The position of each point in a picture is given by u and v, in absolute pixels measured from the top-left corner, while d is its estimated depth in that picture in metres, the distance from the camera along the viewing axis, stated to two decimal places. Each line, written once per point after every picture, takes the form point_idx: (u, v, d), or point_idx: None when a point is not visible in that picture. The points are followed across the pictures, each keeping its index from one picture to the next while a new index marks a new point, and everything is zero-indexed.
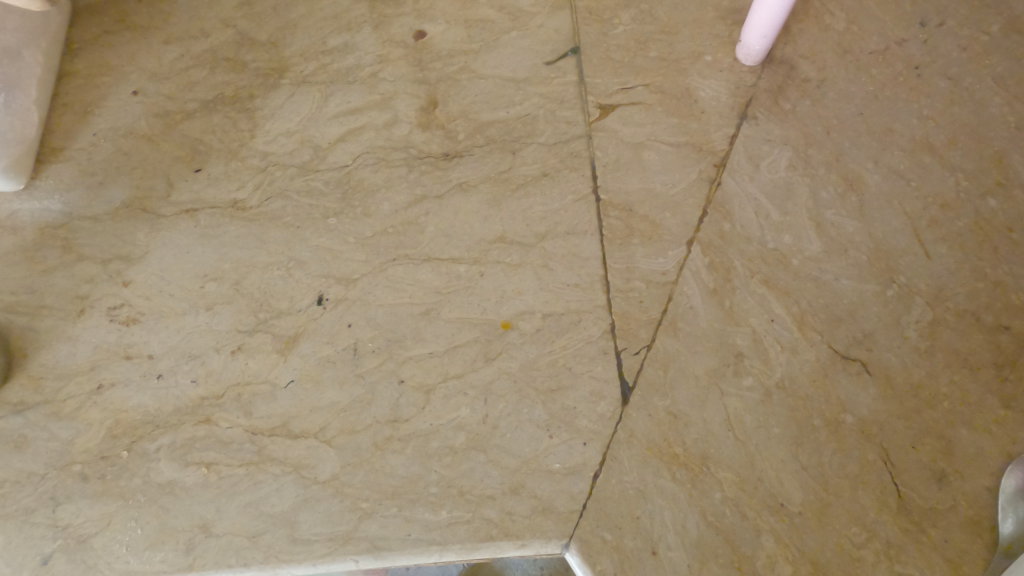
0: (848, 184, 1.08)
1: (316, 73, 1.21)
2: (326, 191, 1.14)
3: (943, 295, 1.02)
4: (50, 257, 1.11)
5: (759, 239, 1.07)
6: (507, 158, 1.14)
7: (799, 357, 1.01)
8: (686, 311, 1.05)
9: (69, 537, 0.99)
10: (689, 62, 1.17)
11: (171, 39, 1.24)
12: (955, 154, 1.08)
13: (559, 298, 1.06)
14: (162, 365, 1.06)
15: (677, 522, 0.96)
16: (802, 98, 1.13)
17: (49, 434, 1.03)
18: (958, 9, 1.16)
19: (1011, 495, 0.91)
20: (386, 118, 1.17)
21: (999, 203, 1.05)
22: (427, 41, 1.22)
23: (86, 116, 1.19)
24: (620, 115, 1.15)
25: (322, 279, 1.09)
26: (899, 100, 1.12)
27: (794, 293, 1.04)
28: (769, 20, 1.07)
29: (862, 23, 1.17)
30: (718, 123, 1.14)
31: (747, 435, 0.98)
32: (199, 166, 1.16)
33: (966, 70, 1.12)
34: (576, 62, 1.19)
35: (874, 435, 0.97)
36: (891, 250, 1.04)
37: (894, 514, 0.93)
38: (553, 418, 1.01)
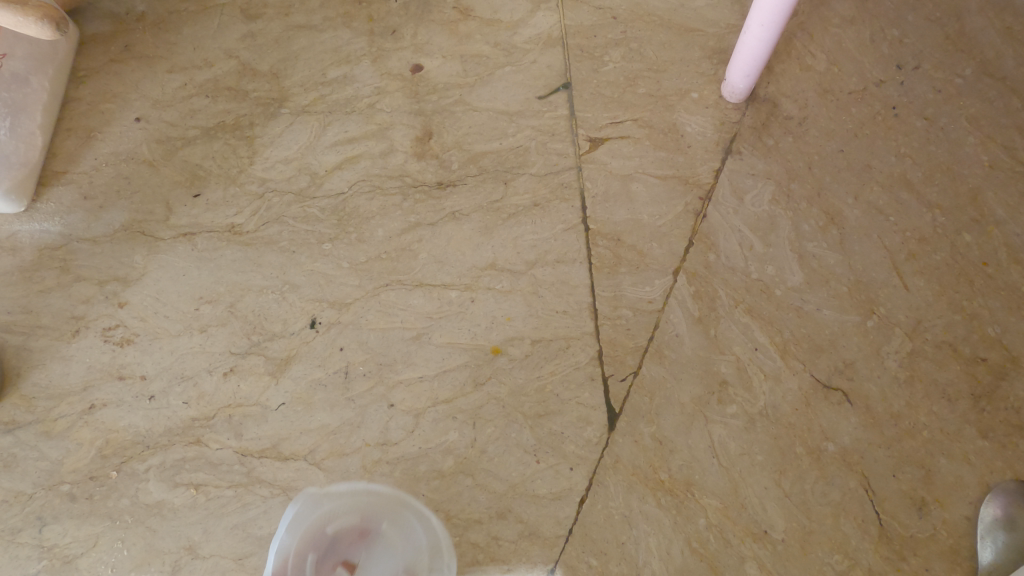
0: (829, 219, 1.12)
1: (315, 103, 1.24)
2: (322, 217, 1.16)
3: (922, 327, 1.05)
4: (48, 277, 1.13)
5: (743, 270, 1.10)
6: (499, 188, 1.17)
7: (782, 386, 1.03)
8: (672, 338, 1.07)
9: (54, 558, 0.99)
10: (676, 99, 1.22)
11: (174, 68, 1.27)
12: (932, 191, 1.12)
13: (548, 324, 1.09)
14: (155, 386, 1.07)
15: (662, 548, 0.97)
16: (785, 135, 1.17)
17: (39, 454, 1.04)
18: (934, 53, 1.20)
19: (989, 524, 0.94)
20: (382, 146, 1.21)
21: (975, 238, 1.09)
22: (424, 75, 1.26)
23: (89, 141, 1.22)
24: (608, 148, 1.19)
25: (315, 303, 1.11)
26: (878, 138, 1.16)
27: (777, 322, 1.07)
28: (751, 61, 1.11)
29: (842, 64, 1.21)
30: (704, 157, 1.17)
31: (731, 462, 1.00)
32: (198, 191, 1.18)
33: (942, 110, 1.16)
34: (566, 97, 1.23)
35: (855, 464, 0.99)
36: (871, 282, 1.08)
37: (875, 542, 0.95)
38: (541, 443, 1.03)
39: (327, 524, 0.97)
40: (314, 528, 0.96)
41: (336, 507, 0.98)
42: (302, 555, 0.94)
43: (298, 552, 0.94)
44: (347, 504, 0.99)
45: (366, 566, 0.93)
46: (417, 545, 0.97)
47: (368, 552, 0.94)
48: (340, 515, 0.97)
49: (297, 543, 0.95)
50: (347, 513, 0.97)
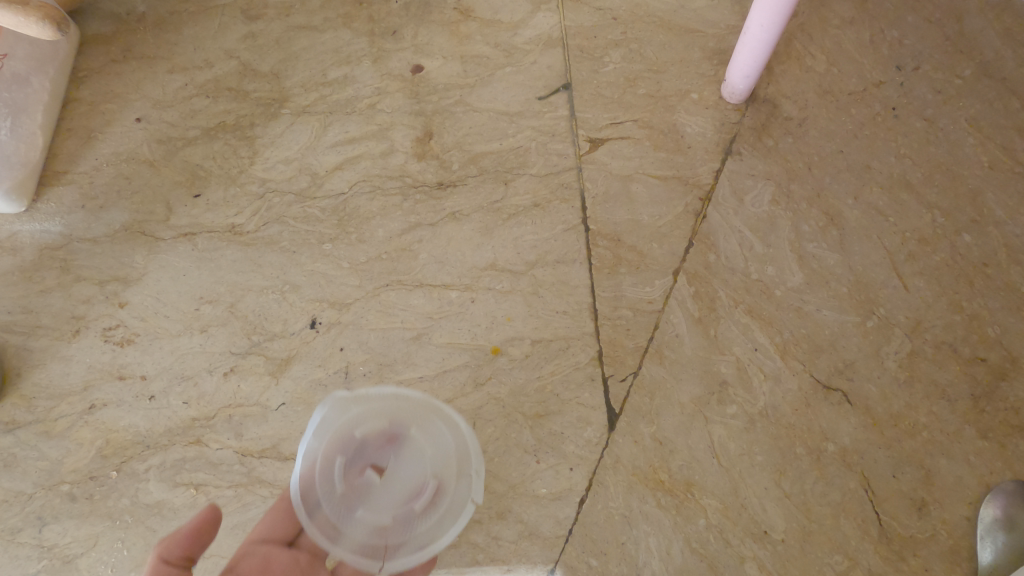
0: (829, 219, 1.12)
1: (316, 104, 1.24)
2: (323, 217, 1.16)
3: (921, 327, 1.05)
4: (49, 277, 1.13)
5: (743, 270, 1.10)
6: (499, 189, 1.17)
7: (782, 386, 1.03)
8: (672, 338, 1.07)
9: (54, 558, 0.99)
10: (676, 99, 1.22)
11: (174, 69, 1.27)
12: (932, 192, 1.12)
13: (548, 325, 1.09)
14: (155, 386, 1.07)
15: (662, 548, 0.97)
16: (785, 136, 1.17)
17: (39, 454, 1.04)
18: (934, 54, 1.21)
19: (989, 524, 0.94)
20: (383, 147, 1.21)
21: (974, 239, 1.09)
22: (424, 75, 1.26)
23: (90, 141, 1.22)
24: (609, 148, 1.19)
25: (316, 303, 1.11)
26: (878, 139, 1.16)
27: (777, 323, 1.07)
28: (751, 62, 1.11)
29: (842, 65, 1.21)
30: (704, 157, 1.17)
31: (731, 462, 1.00)
32: (198, 191, 1.19)
33: (942, 111, 1.17)
34: (566, 97, 1.23)
35: (855, 464, 0.99)
36: (871, 282, 1.08)
37: (875, 543, 0.95)
38: (541, 443, 1.03)
39: (354, 430, 0.94)
40: (341, 433, 0.94)
41: (363, 413, 0.96)
42: (330, 458, 0.92)
43: (326, 455, 0.92)
44: (375, 410, 0.96)
45: (396, 467, 0.91)
46: (448, 447, 0.95)
47: (397, 455, 0.92)
48: (368, 420, 0.95)
49: (324, 448, 0.93)
50: (375, 418, 0.95)
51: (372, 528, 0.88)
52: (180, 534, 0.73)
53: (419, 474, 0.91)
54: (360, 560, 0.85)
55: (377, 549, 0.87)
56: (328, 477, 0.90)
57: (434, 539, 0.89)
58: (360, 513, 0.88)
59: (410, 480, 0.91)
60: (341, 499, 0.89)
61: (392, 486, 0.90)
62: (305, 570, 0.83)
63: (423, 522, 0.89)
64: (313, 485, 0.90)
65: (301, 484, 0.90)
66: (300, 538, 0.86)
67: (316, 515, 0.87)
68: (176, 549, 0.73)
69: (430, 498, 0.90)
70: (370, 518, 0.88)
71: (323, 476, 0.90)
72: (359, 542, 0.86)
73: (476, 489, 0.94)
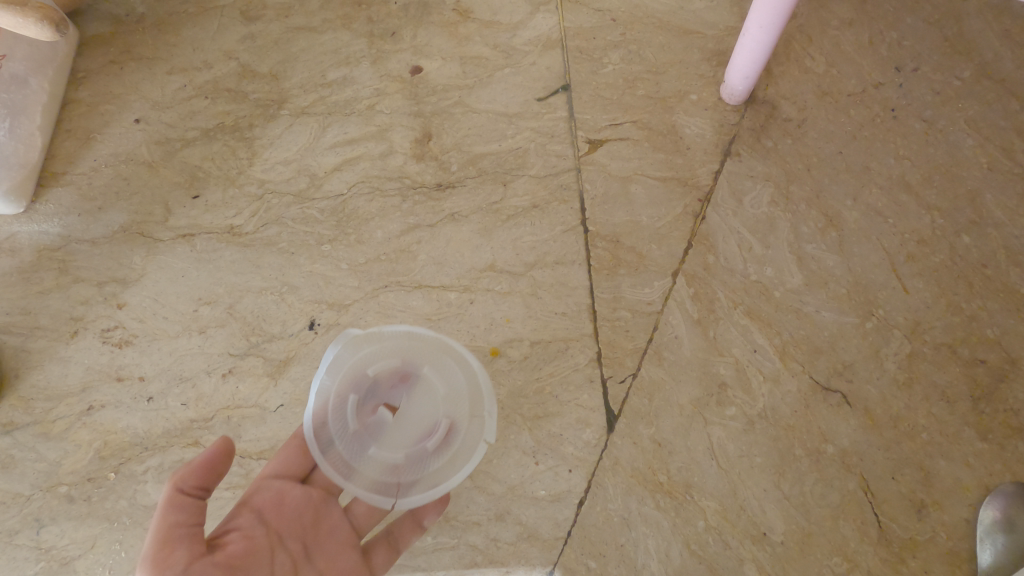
0: (828, 220, 1.12)
1: (315, 105, 1.24)
2: (322, 218, 1.16)
3: (921, 328, 1.05)
4: (47, 278, 1.13)
5: (742, 272, 1.10)
6: (498, 190, 1.17)
7: (781, 388, 1.03)
8: (671, 340, 1.07)
9: (52, 559, 0.99)
10: (675, 101, 1.22)
11: (173, 70, 1.27)
12: (931, 193, 1.12)
13: (547, 326, 1.08)
14: (153, 387, 1.07)
15: (661, 549, 0.97)
16: (784, 137, 1.17)
17: (37, 455, 1.04)
18: (933, 55, 1.21)
19: (989, 526, 0.94)
20: (381, 148, 1.21)
21: (973, 240, 1.09)
22: (423, 76, 1.26)
23: (88, 142, 1.22)
24: (608, 149, 1.19)
25: (314, 304, 1.11)
26: (877, 140, 1.16)
27: (776, 324, 1.06)
28: (750, 63, 1.11)
29: (841, 66, 1.21)
30: (703, 158, 1.17)
31: (730, 464, 1.00)
32: (197, 192, 1.18)
33: (941, 112, 1.16)
34: (565, 99, 1.23)
35: (854, 465, 0.99)
36: (870, 283, 1.08)
37: (875, 544, 0.95)
38: (539, 444, 1.03)
39: (367, 369, 0.97)
40: (354, 371, 0.96)
41: (376, 352, 0.98)
42: (343, 396, 0.94)
43: (339, 393, 0.94)
44: (387, 350, 0.98)
45: (408, 406, 0.94)
46: (460, 387, 0.97)
47: (409, 395, 0.95)
48: (380, 358, 0.97)
49: (337, 385, 0.95)
50: (387, 356, 0.97)
51: (384, 465, 0.91)
52: (195, 465, 0.78)
53: (430, 414, 0.94)
54: (373, 495, 0.88)
55: (389, 485, 0.90)
56: (341, 415, 0.93)
57: (445, 478, 0.92)
58: (373, 450, 0.91)
59: (422, 419, 0.94)
60: (354, 436, 0.92)
61: (404, 425, 0.94)
62: (317, 505, 0.87)
63: (434, 460, 0.92)
64: (327, 422, 0.92)
65: (314, 420, 0.92)
66: (312, 475, 0.90)
67: (329, 452, 0.90)
68: (191, 481, 0.78)
69: (442, 437, 0.93)
70: (383, 455, 0.91)
71: (336, 413, 0.93)
72: (371, 479, 0.90)
73: (488, 429, 0.95)
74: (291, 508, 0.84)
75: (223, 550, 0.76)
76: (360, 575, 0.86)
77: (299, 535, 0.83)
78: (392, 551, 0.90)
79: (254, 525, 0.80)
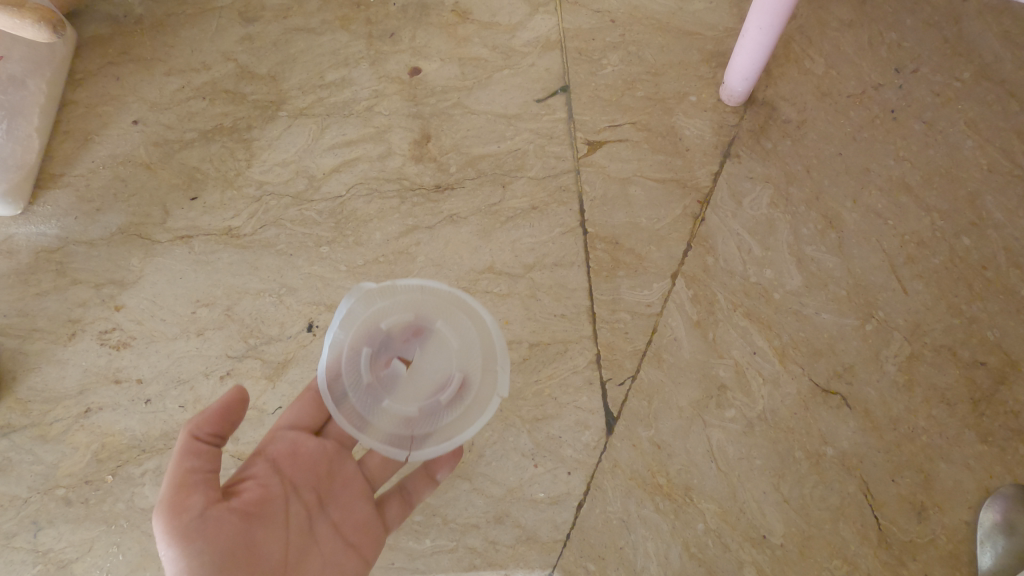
0: (828, 222, 1.11)
1: (313, 106, 1.24)
2: (320, 220, 1.16)
3: (921, 330, 1.04)
4: (45, 280, 1.13)
5: (742, 273, 1.09)
6: (497, 191, 1.17)
7: (780, 390, 1.03)
8: (670, 342, 1.07)
9: (49, 562, 0.99)
10: (674, 102, 1.22)
11: (171, 71, 1.27)
12: (931, 195, 1.12)
13: (546, 328, 1.08)
14: (151, 389, 1.06)
15: (660, 552, 0.97)
16: (784, 138, 1.17)
17: (34, 458, 1.03)
18: (932, 57, 1.20)
19: (989, 529, 0.94)
20: (380, 150, 1.20)
21: (973, 242, 1.08)
22: (422, 78, 1.26)
23: (86, 143, 1.22)
24: (607, 151, 1.19)
25: (313, 306, 1.11)
26: (876, 142, 1.16)
27: (776, 326, 1.06)
28: (750, 64, 1.11)
29: (840, 67, 1.21)
30: (702, 160, 1.17)
31: (730, 466, 1.00)
32: (195, 194, 1.18)
33: (940, 114, 1.16)
34: (565, 100, 1.22)
35: (854, 468, 0.99)
36: (870, 285, 1.07)
37: (875, 547, 0.95)
38: (538, 447, 1.02)
39: (380, 320, 0.91)
40: (367, 322, 0.91)
41: (389, 303, 0.92)
42: (356, 348, 0.90)
43: (352, 345, 0.90)
44: (401, 301, 0.92)
45: (422, 360, 0.90)
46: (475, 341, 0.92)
47: (423, 349, 0.90)
48: (394, 310, 0.92)
49: (350, 337, 0.90)
50: (401, 309, 0.92)
51: (399, 419, 0.88)
52: (210, 413, 0.78)
53: (445, 367, 0.90)
54: (388, 449, 0.87)
55: (403, 439, 0.88)
56: (354, 368, 0.89)
57: (459, 431, 0.89)
58: (387, 403, 0.88)
59: (436, 373, 0.90)
60: (367, 390, 0.88)
61: (419, 379, 0.90)
62: (331, 457, 0.86)
63: (448, 414, 0.89)
64: (340, 374, 0.89)
65: (327, 372, 0.89)
66: (327, 425, 0.89)
67: (343, 405, 0.88)
68: (206, 428, 0.78)
69: (457, 393, 0.89)
70: (397, 409, 0.88)
71: (349, 365, 0.89)
72: (385, 432, 0.87)
73: (502, 383, 0.91)
74: (306, 459, 0.83)
75: (238, 497, 0.75)
76: (375, 525, 0.86)
77: (314, 485, 0.82)
78: (405, 505, 0.89)
79: (269, 474, 0.80)
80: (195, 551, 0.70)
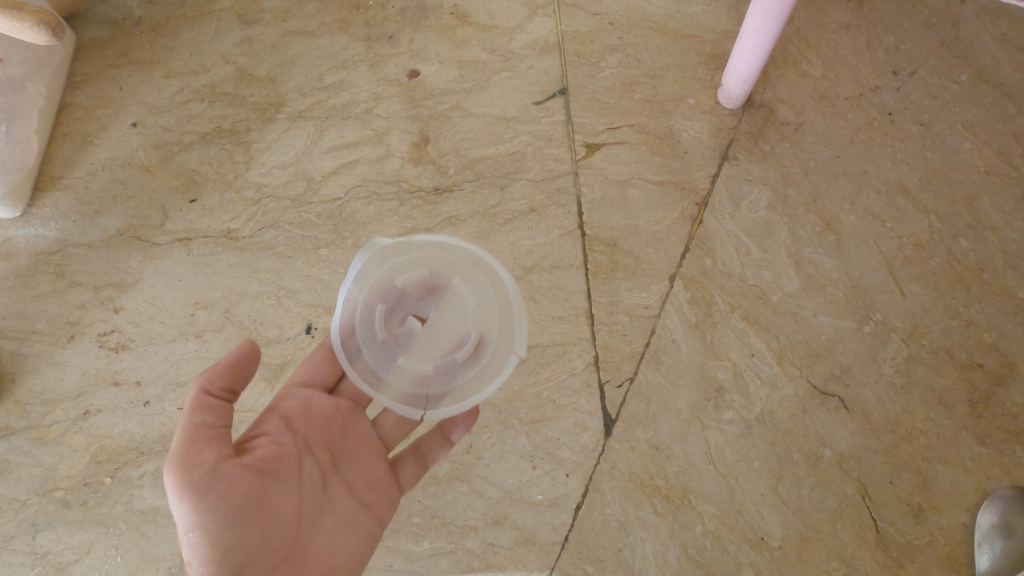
0: (825, 224, 1.12)
1: (312, 109, 1.24)
2: (319, 222, 1.16)
3: (919, 332, 1.05)
4: (43, 282, 1.13)
5: (740, 276, 1.10)
6: (496, 194, 1.17)
7: (779, 392, 1.03)
8: (668, 344, 1.07)
9: (48, 564, 1.00)
10: (673, 104, 1.22)
11: (170, 73, 1.27)
12: (929, 197, 1.12)
13: (544, 330, 1.08)
14: (149, 392, 1.07)
15: (658, 554, 0.98)
16: (782, 141, 1.17)
17: (33, 460, 1.04)
18: (931, 58, 1.20)
19: (986, 530, 0.94)
20: (378, 152, 1.21)
21: (971, 244, 1.09)
22: (421, 80, 1.26)
23: (85, 146, 1.22)
24: (605, 153, 1.19)
25: (311, 308, 1.11)
26: (874, 144, 1.16)
27: (774, 328, 1.06)
28: (748, 67, 1.11)
29: (838, 69, 1.21)
30: (701, 162, 1.17)
31: (728, 468, 1.00)
32: (193, 197, 1.18)
33: (938, 116, 1.16)
34: (564, 102, 1.23)
35: (851, 470, 0.99)
36: (868, 287, 1.08)
37: (872, 549, 0.96)
38: (537, 449, 1.03)
39: (394, 277, 0.89)
40: (381, 279, 0.89)
41: (404, 260, 0.90)
42: (370, 305, 0.88)
43: (365, 302, 0.88)
44: (416, 257, 0.90)
45: (438, 318, 0.88)
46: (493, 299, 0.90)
47: (439, 306, 0.88)
48: (409, 267, 0.89)
49: (364, 293, 0.88)
50: (416, 266, 0.89)
51: (414, 377, 0.86)
52: (222, 367, 0.77)
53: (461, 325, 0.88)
54: (401, 407, 0.85)
55: (418, 398, 0.86)
56: (367, 324, 0.87)
57: (476, 391, 0.87)
58: (401, 361, 0.86)
59: (452, 331, 0.88)
60: (381, 347, 0.86)
61: (434, 337, 0.88)
62: (345, 415, 0.86)
63: (465, 373, 0.87)
64: (354, 331, 0.87)
65: (341, 329, 0.87)
66: (340, 384, 0.89)
67: (357, 362, 0.86)
68: (218, 382, 0.77)
69: (473, 351, 0.87)
70: (411, 367, 0.86)
71: (362, 322, 0.87)
72: (401, 389, 0.86)
73: (519, 343, 0.89)
74: (319, 416, 0.83)
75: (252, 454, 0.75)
76: (390, 486, 0.86)
77: (327, 444, 0.82)
78: (420, 466, 0.89)
79: (281, 432, 0.80)
80: (208, 505, 0.69)
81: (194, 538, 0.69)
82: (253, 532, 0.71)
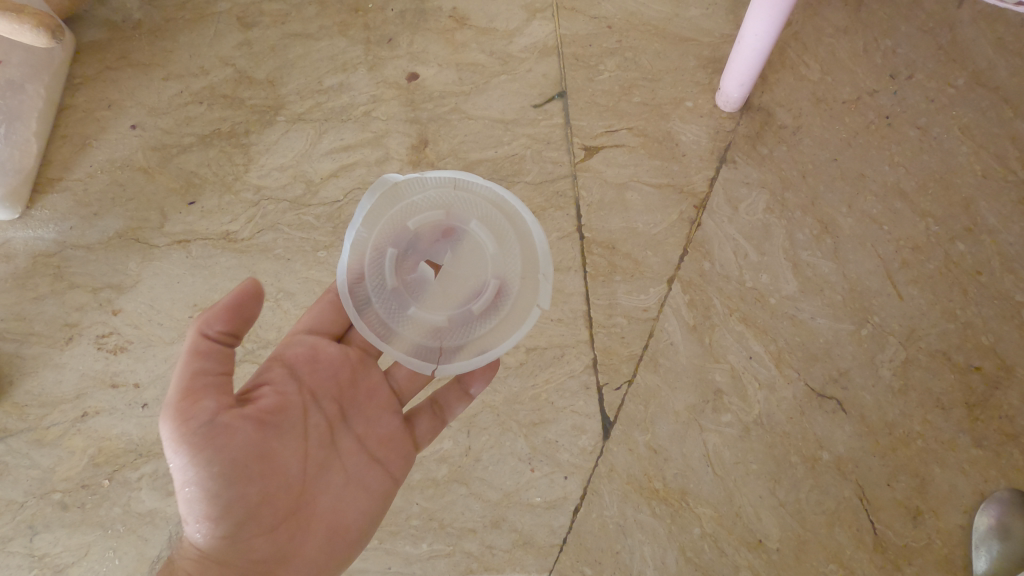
0: (823, 227, 1.12)
1: (310, 112, 1.24)
2: (317, 225, 1.16)
3: (917, 335, 1.05)
4: (41, 284, 1.13)
5: (737, 278, 1.10)
6: None
7: (777, 395, 1.03)
8: (666, 347, 1.07)
9: (45, 566, 1.00)
10: (671, 107, 1.22)
11: (170, 76, 1.27)
12: (925, 201, 1.12)
13: (543, 332, 1.08)
14: (147, 394, 1.06)
15: (656, 557, 0.98)
16: (780, 144, 1.17)
17: (31, 462, 1.04)
18: (928, 62, 1.20)
19: (983, 533, 0.95)
20: (377, 155, 1.21)
21: (968, 247, 1.09)
22: (420, 83, 1.26)
23: (84, 148, 1.22)
24: (604, 157, 1.19)
25: None
26: (871, 148, 1.16)
27: (772, 331, 1.07)
28: (747, 71, 1.11)
29: (836, 73, 1.21)
30: (699, 165, 1.18)
31: (726, 471, 1.01)
32: (192, 199, 1.18)
33: (935, 120, 1.17)
34: (562, 105, 1.23)
35: (848, 473, 1.00)
36: (866, 290, 1.08)
37: (870, 552, 0.97)
38: (535, 451, 1.03)
39: (408, 219, 0.87)
40: (393, 221, 0.87)
41: (419, 200, 0.88)
42: (381, 249, 0.86)
43: (376, 245, 0.86)
44: (431, 197, 0.88)
45: (453, 265, 0.88)
46: (511, 246, 0.88)
47: (454, 252, 0.88)
48: (422, 209, 0.88)
49: (374, 235, 0.86)
50: (431, 208, 0.88)
51: (427, 327, 0.86)
52: (220, 309, 0.75)
53: (478, 275, 0.88)
54: (413, 359, 0.85)
55: (432, 350, 0.86)
56: (378, 270, 0.86)
57: (493, 343, 0.87)
58: (413, 310, 0.86)
59: (469, 279, 0.88)
60: (392, 294, 0.86)
61: (450, 286, 0.88)
62: (355, 366, 0.86)
63: (480, 324, 0.87)
64: (362, 277, 0.86)
65: (348, 275, 0.86)
66: (348, 334, 0.88)
67: (366, 311, 0.85)
68: (217, 325, 0.75)
69: (491, 300, 0.87)
70: (424, 317, 0.87)
71: (373, 267, 0.86)
72: (414, 338, 0.86)
73: (542, 293, 0.88)
74: (326, 366, 0.82)
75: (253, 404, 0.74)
76: (404, 440, 0.86)
77: (336, 398, 0.82)
78: (436, 421, 0.90)
79: (286, 382, 0.79)
80: (205, 459, 0.69)
81: (192, 493, 0.70)
82: (253, 488, 0.71)
